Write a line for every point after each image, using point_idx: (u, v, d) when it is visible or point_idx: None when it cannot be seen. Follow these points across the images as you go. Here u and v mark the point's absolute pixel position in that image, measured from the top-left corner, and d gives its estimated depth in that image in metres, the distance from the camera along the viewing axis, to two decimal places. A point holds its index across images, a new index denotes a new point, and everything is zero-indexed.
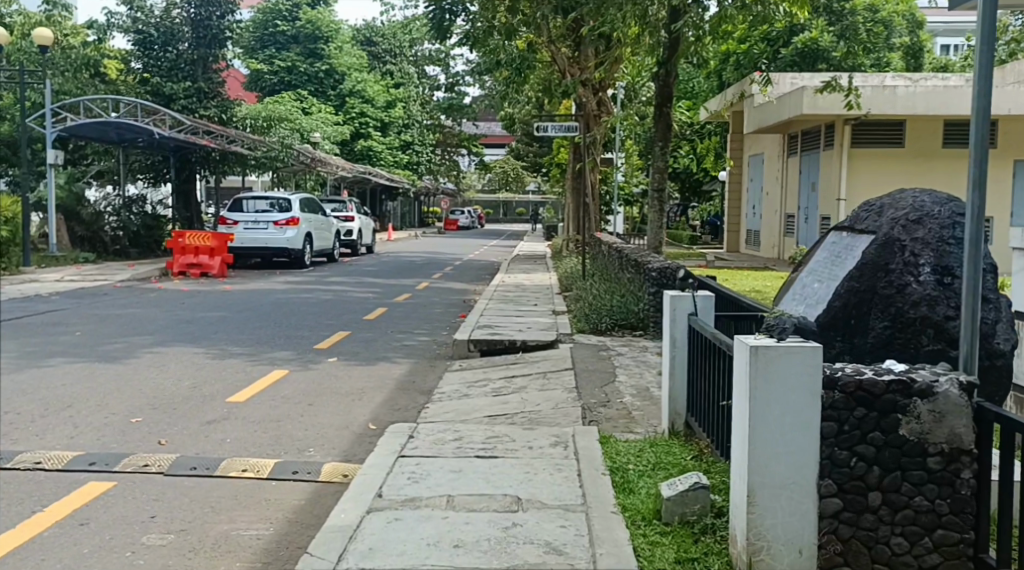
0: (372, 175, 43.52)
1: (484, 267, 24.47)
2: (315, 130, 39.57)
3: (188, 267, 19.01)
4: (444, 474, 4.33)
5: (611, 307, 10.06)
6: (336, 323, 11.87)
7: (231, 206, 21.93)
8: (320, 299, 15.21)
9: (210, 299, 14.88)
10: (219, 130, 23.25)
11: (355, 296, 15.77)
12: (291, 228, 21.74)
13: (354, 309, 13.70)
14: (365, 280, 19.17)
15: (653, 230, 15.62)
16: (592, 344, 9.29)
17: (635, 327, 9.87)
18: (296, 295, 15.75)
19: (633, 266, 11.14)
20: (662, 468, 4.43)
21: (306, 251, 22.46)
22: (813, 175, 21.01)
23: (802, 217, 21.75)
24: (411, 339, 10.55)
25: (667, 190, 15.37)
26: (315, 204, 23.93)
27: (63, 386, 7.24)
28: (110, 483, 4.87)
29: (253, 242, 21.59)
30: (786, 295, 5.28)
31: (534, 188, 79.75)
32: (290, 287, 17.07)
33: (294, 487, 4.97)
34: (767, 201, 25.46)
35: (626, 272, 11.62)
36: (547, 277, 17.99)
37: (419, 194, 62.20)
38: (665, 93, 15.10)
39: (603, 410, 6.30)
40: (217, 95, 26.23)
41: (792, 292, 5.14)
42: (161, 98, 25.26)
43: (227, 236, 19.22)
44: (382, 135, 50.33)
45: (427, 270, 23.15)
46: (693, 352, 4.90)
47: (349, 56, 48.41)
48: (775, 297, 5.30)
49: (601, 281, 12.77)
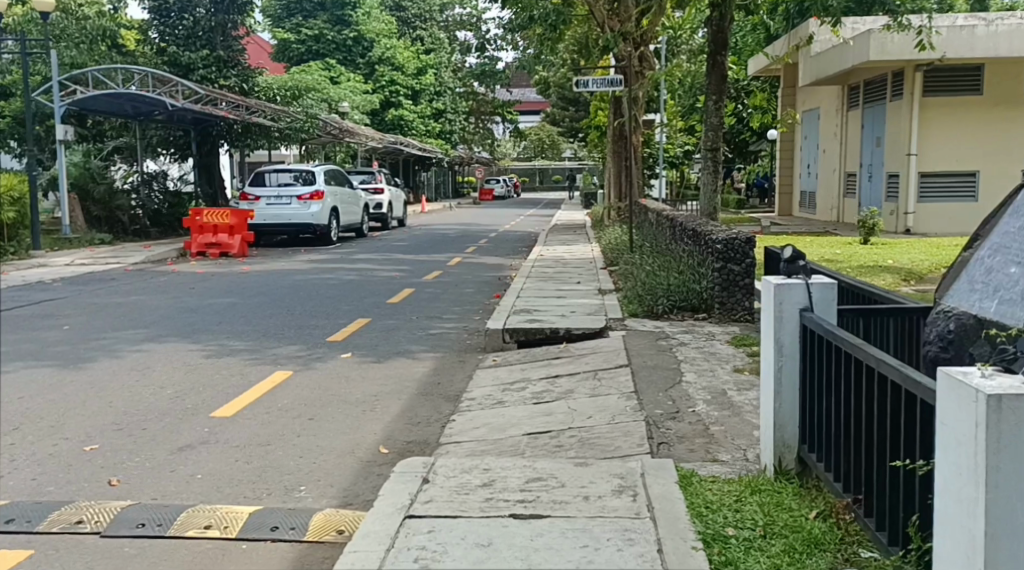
0: (404, 145, 42.28)
1: (521, 238, 23.16)
2: (344, 100, 38.32)
3: (207, 247, 17.88)
4: (467, 554, 3.04)
5: (666, 286, 8.72)
6: (357, 309, 10.63)
7: (252, 180, 20.81)
8: (343, 279, 14.00)
9: (224, 282, 13.72)
10: (238, 100, 22.09)
11: (381, 275, 14.54)
12: (316, 203, 20.55)
13: (379, 291, 12.48)
14: (393, 256, 17.96)
15: (707, 195, 14.19)
16: (648, 331, 7.96)
17: (692, 311, 8.50)
18: (317, 274, 14.55)
19: (690, 238, 9.79)
20: (779, 538, 3.11)
21: (332, 226, 21.30)
22: (878, 129, 19.76)
23: (864, 173, 20.55)
24: (440, 328, 9.30)
25: (721, 150, 13.95)
26: (341, 175, 22.73)
27: (21, 400, 6.07)
28: (25, 551, 3.65)
29: (277, 218, 20.46)
30: (956, 280, 3.55)
31: (570, 154, 78.09)
32: (312, 266, 15.90)
33: (270, 551, 3.72)
34: (823, 160, 23.87)
35: (681, 244, 10.26)
36: (589, 249, 16.64)
37: (453, 163, 60.79)
38: (719, 40, 13.74)
39: (674, 428, 4.98)
40: (238, 64, 24.99)
41: (967, 278, 3.39)
42: (179, 69, 23.96)
43: (247, 212, 18.05)
44: (413, 104, 48.89)
45: (459, 243, 21.91)
46: (815, 361, 3.54)
47: (377, 23, 47.07)
48: (940, 286, 3.60)
49: (652, 252, 11.44)
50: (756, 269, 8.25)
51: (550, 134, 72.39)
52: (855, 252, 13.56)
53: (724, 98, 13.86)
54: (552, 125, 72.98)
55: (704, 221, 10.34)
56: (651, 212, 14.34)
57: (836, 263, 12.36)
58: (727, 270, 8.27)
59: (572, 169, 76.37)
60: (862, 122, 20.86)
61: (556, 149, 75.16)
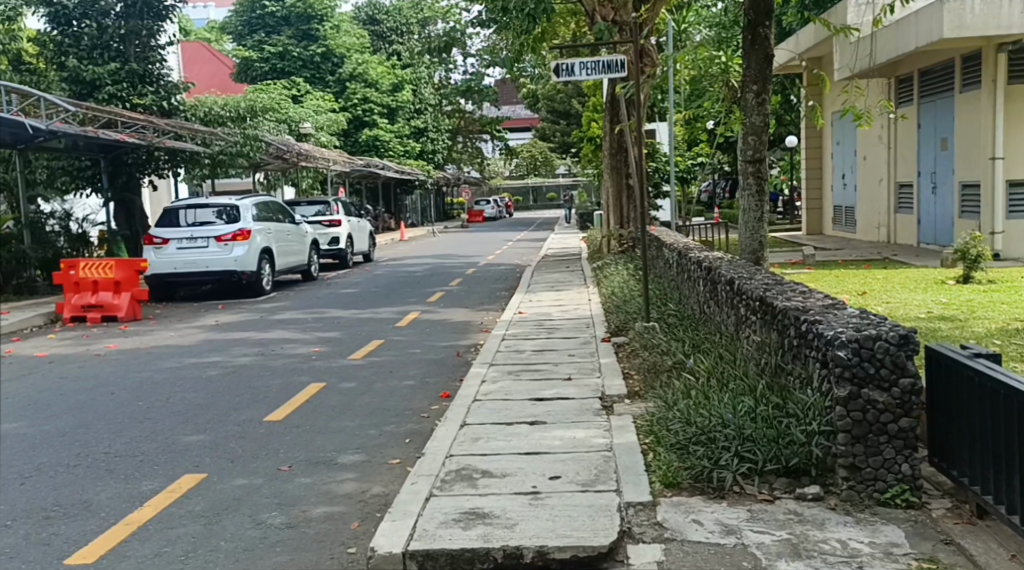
0: (379, 168, 38.38)
1: (503, 276, 19.10)
2: (305, 120, 34.25)
3: (86, 310, 13.65)
4: None
5: (729, 428, 4.59)
6: (206, 439, 6.42)
7: (161, 218, 16.64)
8: (235, 360, 9.79)
9: (61, 369, 9.52)
10: (140, 119, 18.26)
11: (294, 351, 10.34)
12: (240, 245, 16.39)
13: (269, 390, 8.27)
14: (331, 314, 13.76)
15: (749, 226, 10.01)
16: (717, 553, 3.73)
17: (788, 472, 4.36)
18: (204, 351, 10.37)
19: (761, 317, 5.69)
20: None
21: (264, 273, 17.10)
22: (943, 126, 16.03)
23: (926, 184, 16.86)
24: (314, 506, 5.04)
25: (767, 160, 9.82)
26: (277, 207, 18.61)
27: None
28: None
29: (192, 265, 16.28)
30: None
31: (565, 171, 73.99)
32: (208, 336, 11.67)
33: None
34: (862, 169, 20.09)
35: (743, 328, 6.18)
36: (585, 299, 12.50)
37: (438, 185, 56.71)
38: (759, 7, 9.61)
39: None
40: (159, 78, 20.82)
41: None
42: (82, 87, 19.74)
43: (137, 263, 13.84)
44: (390, 122, 44.30)
45: (426, 287, 17.82)
46: None
47: (348, 37, 43.36)
48: None
49: (686, 333, 7.43)
50: (921, 398, 4.12)
51: (542, 150, 68.64)
52: (967, 302, 9.48)
53: (768, 88, 9.78)
54: (545, 141, 69.20)
55: (775, 282, 6.26)
56: (673, 250, 10.32)
57: (959, 324, 8.21)
58: (863, 401, 4.12)
59: (567, 187, 72.51)
60: (919, 119, 17.15)
61: (549, 165, 71.71)
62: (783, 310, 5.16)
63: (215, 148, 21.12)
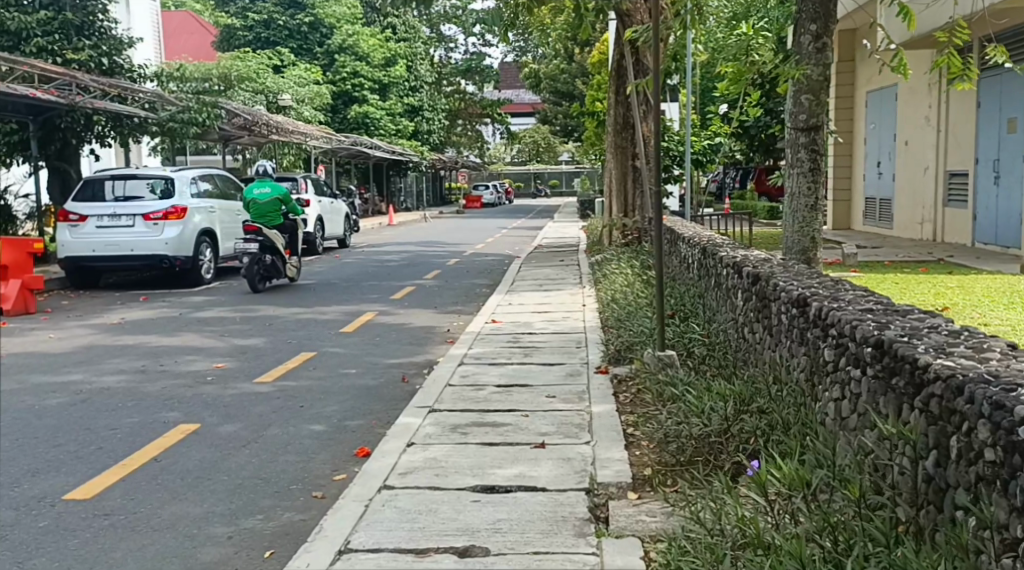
0: (367, 147, 35.73)
1: (487, 269, 16.59)
2: (284, 91, 31.58)
3: None
4: None
5: None
6: None
7: (81, 190, 14.12)
8: (96, 381, 7.25)
9: None
10: (63, 73, 15.78)
11: (188, 368, 7.82)
12: (173, 225, 13.88)
13: (112, 434, 5.74)
14: (266, 313, 11.23)
15: (797, 217, 7.42)
16: None
17: None
18: (68, 364, 7.84)
19: (881, 380, 3.19)
20: None
21: (203, 260, 14.62)
22: (1013, 104, 13.41)
23: (987, 172, 14.28)
24: None
25: (826, 127, 7.29)
26: (225, 183, 16.09)
27: None
28: None
29: (113, 247, 13.80)
30: None
31: (569, 157, 71.14)
32: (94, 340, 9.18)
33: None
34: (903, 154, 17.48)
35: (834, 388, 3.66)
36: (578, 304, 9.93)
37: (434, 168, 53.99)
38: None
39: None
40: (99, 31, 18.49)
41: None
42: (6, 39, 17.16)
43: (32, 245, 11.58)
44: (381, 99, 41.52)
45: (395, 280, 15.29)
46: None
47: (339, 6, 40.73)
48: None
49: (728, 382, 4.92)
50: None
51: (546, 135, 65.79)
52: None
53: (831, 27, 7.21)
54: (548, 126, 66.32)
55: (891, 309, 3.73)
56: (697, 246, 7.77)
57: None
58: None
59: (570, 174, 69.65)
60: (979, 95, 14.52)
61: (551, 151, 69.15)
62: (940, 378, 2.65)
63: (164, 113, 18.76)
